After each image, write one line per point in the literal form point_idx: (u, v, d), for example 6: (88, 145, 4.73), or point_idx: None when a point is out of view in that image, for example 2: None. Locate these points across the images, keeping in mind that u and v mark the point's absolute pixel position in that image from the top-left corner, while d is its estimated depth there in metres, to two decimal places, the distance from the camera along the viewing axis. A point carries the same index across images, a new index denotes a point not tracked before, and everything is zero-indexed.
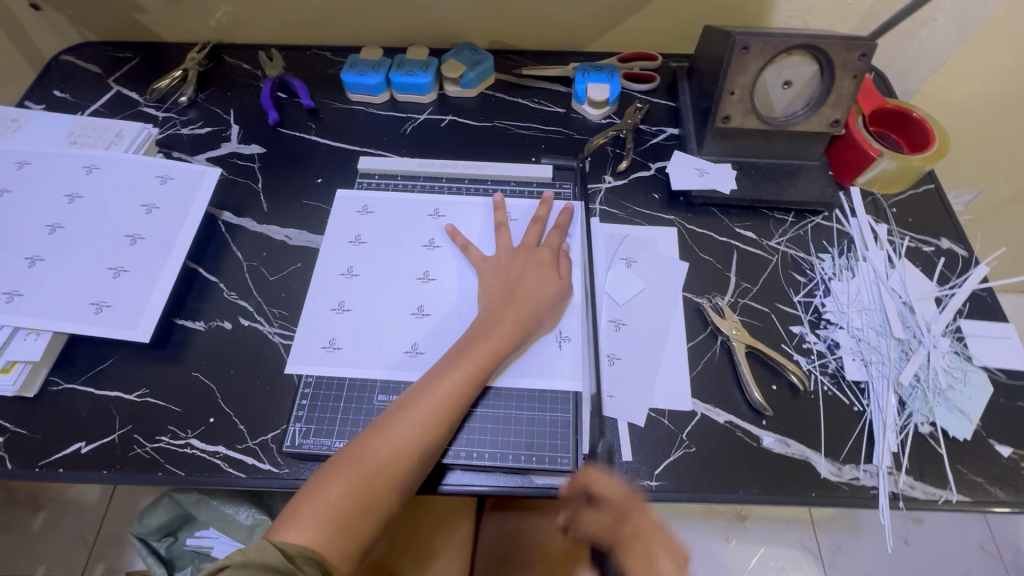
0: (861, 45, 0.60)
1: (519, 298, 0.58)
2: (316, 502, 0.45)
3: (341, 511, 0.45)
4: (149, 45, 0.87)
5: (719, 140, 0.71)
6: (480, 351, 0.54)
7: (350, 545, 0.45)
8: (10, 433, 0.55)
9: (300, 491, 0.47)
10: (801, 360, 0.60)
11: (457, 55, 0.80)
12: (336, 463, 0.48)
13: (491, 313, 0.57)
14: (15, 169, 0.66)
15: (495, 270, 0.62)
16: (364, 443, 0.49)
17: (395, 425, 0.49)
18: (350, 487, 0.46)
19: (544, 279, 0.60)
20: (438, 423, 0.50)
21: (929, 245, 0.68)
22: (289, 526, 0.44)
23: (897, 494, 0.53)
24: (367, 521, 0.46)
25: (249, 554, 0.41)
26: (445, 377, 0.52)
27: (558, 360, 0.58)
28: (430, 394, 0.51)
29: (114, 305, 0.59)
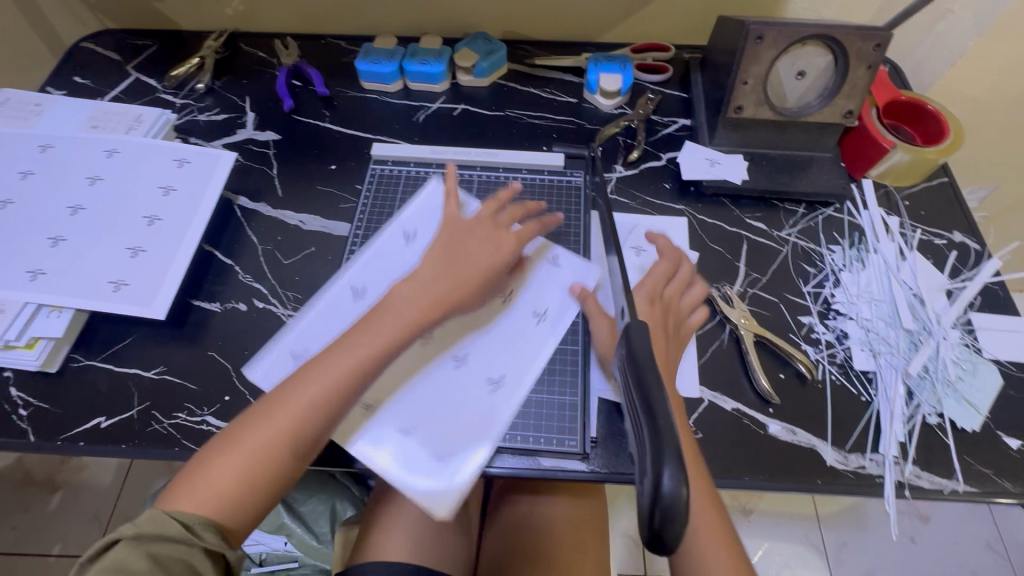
0: (876, 35, 0.60)
1: (460, 266, 0.55)
2: (202, 475, 0.45)
3: (226, 484, 0.44)
4: (167, 33, 0.89)
5: (731, 131, 0.71)
6: (386, 327, 0.51)
7: (246, 513, 0.45)
8: (33, 408, 0.57)
9: (193, 460, 0.46)
10: (809, 350, 0.60)
11: (470, 45, 0.81)
12: (230, 432, 0.47)
13: (413, 285, 0.53)
14: (38, 152, 0.67)
15: (448, 231, 0.58)
16: (258, 415, 0.47)
17: (290, 399, 0.47)
18: (238, 461, 0.45)
19: (492, 248, 0.57)
20: (332, 399, 0.48)
21: (941, 238, 0.68)
22: (180, 496, 0.44)
23: (903, 483, 0.53)
24: (257, 490, 0.45)
25: (140, 527, 0.42)
26: (349, 349, 0.50)
27: (508, 341, 0.58)
28: (326, 368, 0.49)
29: (133, 284, 0.60)
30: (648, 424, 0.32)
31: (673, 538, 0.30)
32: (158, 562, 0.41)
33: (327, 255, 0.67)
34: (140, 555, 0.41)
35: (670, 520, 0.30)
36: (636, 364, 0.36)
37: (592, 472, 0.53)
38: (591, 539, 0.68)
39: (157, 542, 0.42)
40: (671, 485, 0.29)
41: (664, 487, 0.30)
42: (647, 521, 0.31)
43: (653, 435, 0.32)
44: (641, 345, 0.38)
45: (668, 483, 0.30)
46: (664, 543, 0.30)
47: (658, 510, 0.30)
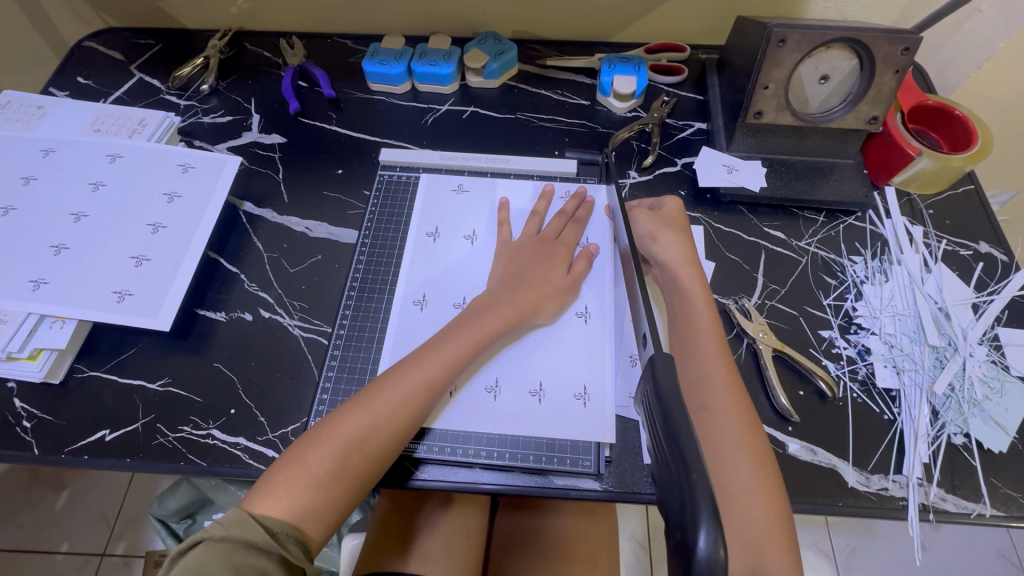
0: (906, 38, 0.57)
1: (526, 284, 0.58)
2: (296, 468, 0.45)
3: (322, 477, 0.45)
4: (170, 32, 0.87)
5: (749, 137, 0.69)
6: (473, 331, 0.54)
7: (328, 518, 0.45)
8: (36, 420, 0.56)
9: (278, 461, 0.46)
10: (830, 366, 0.58)
11: (480, 45, 0.79)
12: (315, 432, 0.47)
13: (491, 297, 0.57)
14: (41, 157, 0.66)
15: (512, 256, 0.62)
16: (345, 415, 0.48)
17: (383, 395, 0.49)
18: (333, 455, 0.46)
19: (553, 273, 0.60)
20: (423, 398, 0.50)
21: (966, 249, 0.66)
22: (264, 497, 0.44)
23: (927, 507, 0.51)
24: (342, 493, 0.45)
25: (228, 529, 0.40)
26: (436, 351, 0.52)
27: (570, 343, 0.58)
28: (417, 369, 0.51)
29: (137, 294, 0.59)
30: (679, 473, 0.31)
31: None
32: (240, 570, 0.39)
33: (333, 263, 0.65)
34: (225, 564, 0.39)
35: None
36: (661, 402, 0.35)
37: (606, 492, 0.51)
38: (599, 553, 0.67)
39: (240, 550, 0.40)
40: (707, 546, 0.28)
41: (699, 546, 0.29)
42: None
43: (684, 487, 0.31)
44: (668, 380, 0.36)
45: (703, 545, 0.28)
46: None
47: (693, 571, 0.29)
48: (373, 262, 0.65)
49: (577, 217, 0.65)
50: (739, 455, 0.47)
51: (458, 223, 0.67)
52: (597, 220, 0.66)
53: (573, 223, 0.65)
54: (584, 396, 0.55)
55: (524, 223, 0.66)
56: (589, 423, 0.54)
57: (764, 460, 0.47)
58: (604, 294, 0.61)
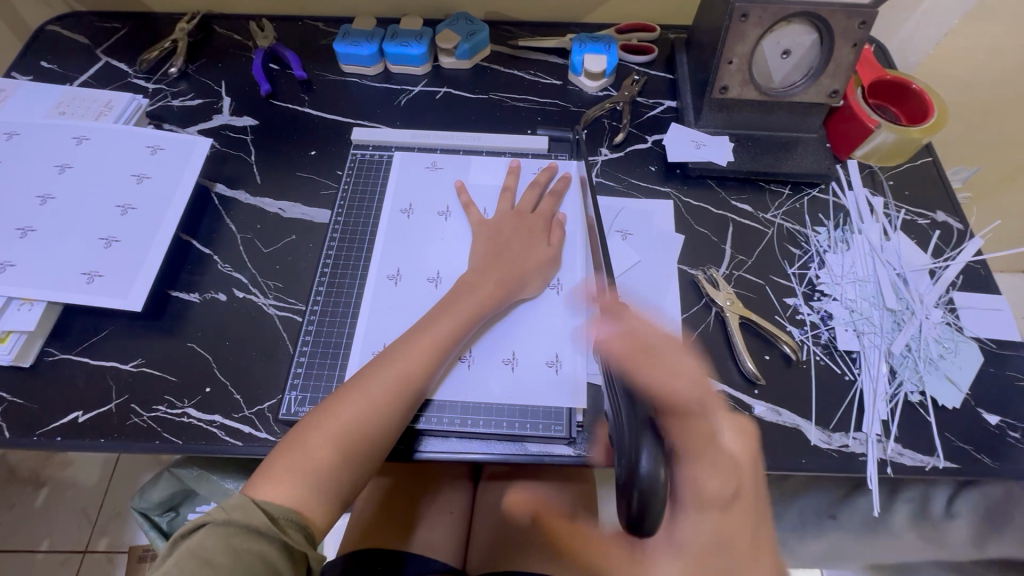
0: (862, 12, 0.59)
1: (505, 260, 0.59)
2: (295, 452, 0.46)
3: (321, 460, 0.46)
4: (137, 15, 0.85)
5: (716, 113, 0.70)
6: (461, 309, 0.54)
7: (331, 499, 0.46)
8: (7, 403, 0.55)
9: (277, 447, 0.47)
10: (794, 331, 0.60)
11: (452, 26, 0.79)
12: (314, 416, 0.48)
13: (478, 272, 0.58)
14: (3, 140, 0.65)
15: (490, 233, 0.62)
16: (342, 398, 0.48)
17: (378, 376, 0.50)
18: (331, 438, 0.46)
19: (534, 243, 0.61)
20: (416, 378, 0.50)
21: (924, 218, 0.68)
22: (265, 483, 0.44)
23: (886, 461, 0.53)
24: (343, 475, 0.46)
25: (230, 514, 0.41)
26: (427, 330, 0.53)
27: (549, 315, 0.59)
28: (409, 351, 0.51)
29: (107, 276, 0.58)
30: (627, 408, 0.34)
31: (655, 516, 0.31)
32: (240, 556, 0.40)
33: (307, 243, 0.66)
34: (224, 549, 0.40)
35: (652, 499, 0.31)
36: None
37: (579, 457, 0.53)
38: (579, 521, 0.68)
39: (241, 535, 0.41)
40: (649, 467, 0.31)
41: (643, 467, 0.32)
42: (627, 505, 0.32)
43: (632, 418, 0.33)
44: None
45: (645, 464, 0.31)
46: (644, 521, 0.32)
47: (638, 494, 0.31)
48: (347, 242, 0.65)
49: (551, 188, 0.66)
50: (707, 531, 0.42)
51: (428, 198, 0.67)
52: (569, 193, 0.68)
53: (547, 196, 0.66)
54: (557, 364, 0.56)
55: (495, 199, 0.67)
56: (560, 389, 0.55)
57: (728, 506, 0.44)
58: (572, 269, 0.62)
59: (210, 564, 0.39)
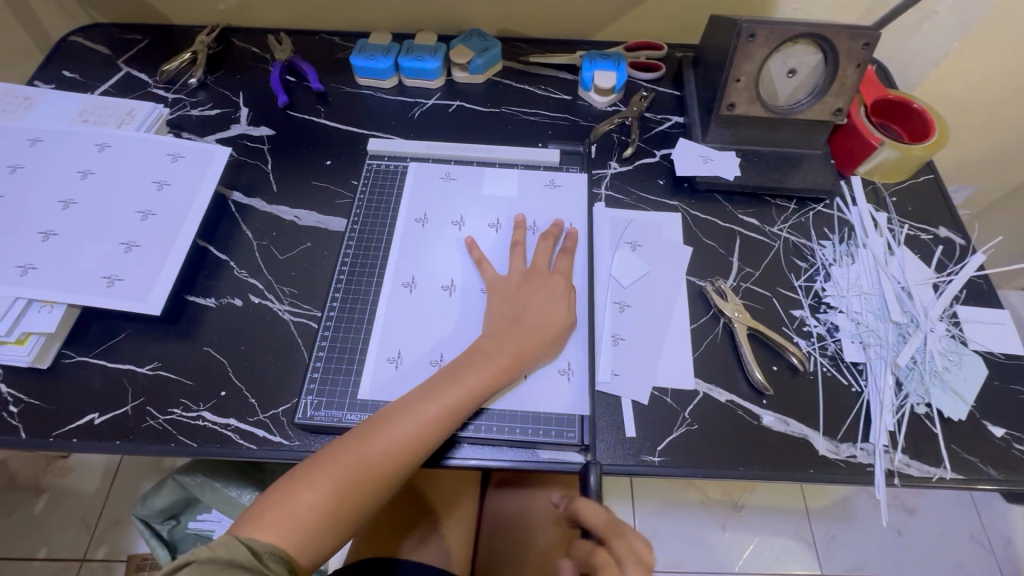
0: (865, 34, 0.61)
1: (524, 329, 0.56)
2: (284, 506, 0.46)
3: (306, 518, 0.46)
4: (158, 27, 0.88)
5: (723, 129, 0.72)
6: (470, 380, 0.53)
7: (317, 550, 0.46)
8: (23, 404, 0.56)
9: (269, 492, 0.48)
10: (801, 342, 0.61)
11: (465, 42, 0.81)
12: (307, 470, 0.48)
13: (493, 340, 0.56)
14: (28, 146, 0.66)
15: (506, 293, 0.60)
16: (337, 457, 0.48)
17: (374, 442, 0.49)
18: (319, 499, 0.47)
19: (552, 305, 0.58)
20: (411, 450, 0.50)
21: (927, 233, 0.69)
22: (254, 527, 0.45)
23: (893, 471, 0.54)
24: (332, 531, 0.47)
25: (217, 551, 0.42)
26: (430, 401, 0.51)
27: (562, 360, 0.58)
28: (410, 416, 0.50)
29: (126, 279, 0.59)
30: None
31: None
32: None
33: (323, 250, 0.67)
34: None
35: None
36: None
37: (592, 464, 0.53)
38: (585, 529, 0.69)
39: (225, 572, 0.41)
40: None
41: None
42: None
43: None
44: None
45: None
46: None
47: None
48: (362, 249, 0.66)
49: (568, 245, 0.64)
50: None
51: (441, 208, 0.69)
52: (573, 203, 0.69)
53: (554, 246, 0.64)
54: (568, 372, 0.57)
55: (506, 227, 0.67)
56: (569, 397, 0.56)
57: None
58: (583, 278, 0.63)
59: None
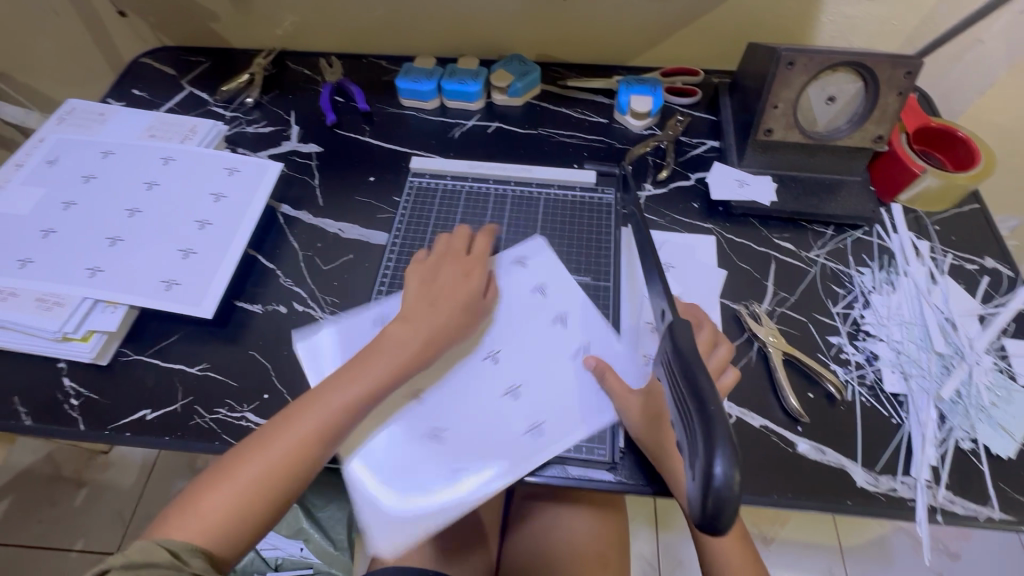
0: (907, 63, 0.61)
1: (437, 316, 0.57)
2: (189, 510, 0.46)
3: (213, 518, 0.46)
4: (219, 50, 0.94)
5: (760, 154, 0.72)
6: (373, 370, 0.53)
7: (228, 551, 0.46)
8: (83, 398, 0.60)
9: (174, 503, 0.48)
10: (839, 370, 0.60)
11: (506, 66, 0.84)
12: (213, 472, 0.48)
13: (401, 330, 0.56)
14: (101, 158, 0.72)
15: (423, 286, 0.59)
16: (241, 458, 0.48)
17: (279, 438, 0.49)
18: (224, 498, 0.47)
19: (452, 286, 0.60)
20: (320, 441, 0.50)
21: (972, 263, 0.68)
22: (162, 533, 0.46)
23: (936, 508, 0.52)
24: (243, 527, 0.47)
25: (133, 556, 0.43)
26: (332, 392, 0.52)
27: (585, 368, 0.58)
28: (317, 407, 0.51)
29: (182, 284, 0.63)
30: (700, 413, 0.33)
31: (728, 523, 0.31)
32: None
33: (365, 263, 0.69)
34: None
35: (722, 504, 0.31)
36: (679, 354, 0.38)
37: (619, 483, 0.54)
38: (611, 554, 0.68)
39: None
40: (724, 474, 0.30)
41: (717, 474, 0.31)
42: (701, 506, 0.32)
43: (704, 422, 0.33)
44: (685, 338, 0.40)
45: (720, 471, 0.30)
46: (717, 527, 0.32)
47: (712, 497, 0.31)
48: (402, 261, 0.69)
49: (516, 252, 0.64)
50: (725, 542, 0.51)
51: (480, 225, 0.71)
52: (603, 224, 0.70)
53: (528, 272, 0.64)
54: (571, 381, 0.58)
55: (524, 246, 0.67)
56: (570, 403, 0.56)
57: None
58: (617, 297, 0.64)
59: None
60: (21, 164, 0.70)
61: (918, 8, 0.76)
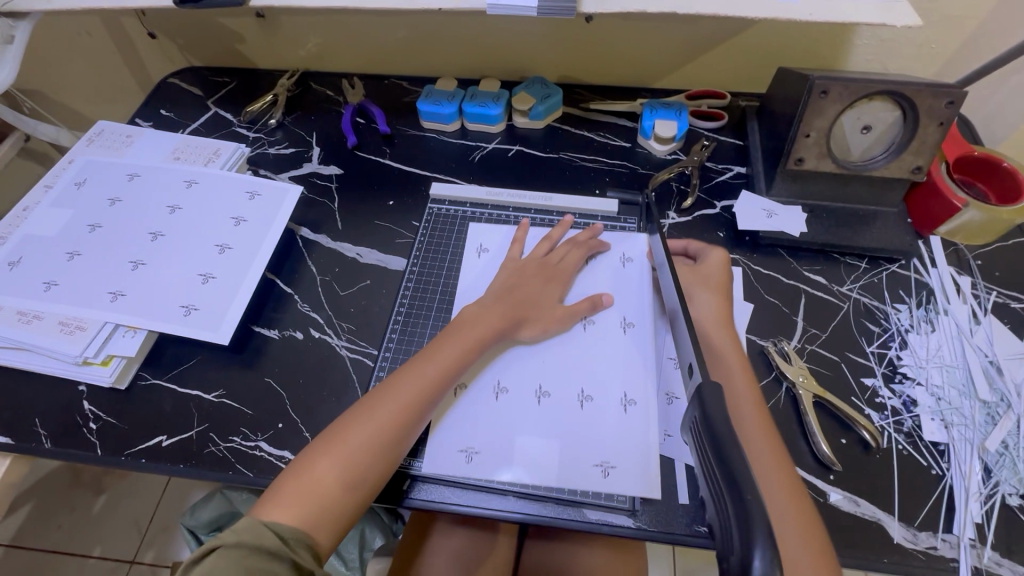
0: (950, 92, 0.58)
1: (518, 299, 0.61)
2: (303, 479, 0.47)
3: (331, 484, 0.47)
4: (244, 71, 0.95)
5: (789, 182, 0.70)
6: (463, 338, 0.57)
7: (339, 521, 0.47)
8: (101, 422, 0.60)
9: (283, 474, 0.48)
10: (874, 416, 0.57)
11: (528, 88, 0.83)
12: (322, 441, 0.49)
13: (482, 309, 0.60)
14: (126, 180, 0.73)
15: (512, 273, 0.64)
16: (348, 425, 0.50)
17: (382, 404, 0.51)
18: (337, 464, 0.48)
19: (550, 294, 0.63)
20: (420, 405, 0.52)
21: (1018, 302, 0.64)
22: (275, 506, 0.46)
23: (981, 570, 0.49)
24: (357, 493, 0.48)
25: (242, 536, 0.43)
26: (429, 359, 0.55)
27: (612, 373, 0.59)
28: (415, 373, 0.53)
29: (201, 309, 0.63)
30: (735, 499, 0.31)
31: None
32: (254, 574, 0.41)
33: (381, 289, 0.69)
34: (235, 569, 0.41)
35: None
36: (710, 426, 0.37)
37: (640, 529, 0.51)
38: None
39: (252, 556, 0.42)
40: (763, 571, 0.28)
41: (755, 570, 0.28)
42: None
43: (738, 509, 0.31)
44: (716, 407, 0.37)
45: (758, 566, 0.28)
46: None
47: None
48: (420, 289, 0.68)
49: (587, 246, 0.68)
50: (777, 494, 0.47)
51: (500, 237, 0.71)
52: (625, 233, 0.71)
53: (579, 250, 0.67)
54: (583, 398, 0.58)
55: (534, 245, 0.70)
56: (586, 423, 0.56)
57: (775, 445, 0.50)
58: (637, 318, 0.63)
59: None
60: (50, 186, 0.72)
61: (959, 32, 0.72)
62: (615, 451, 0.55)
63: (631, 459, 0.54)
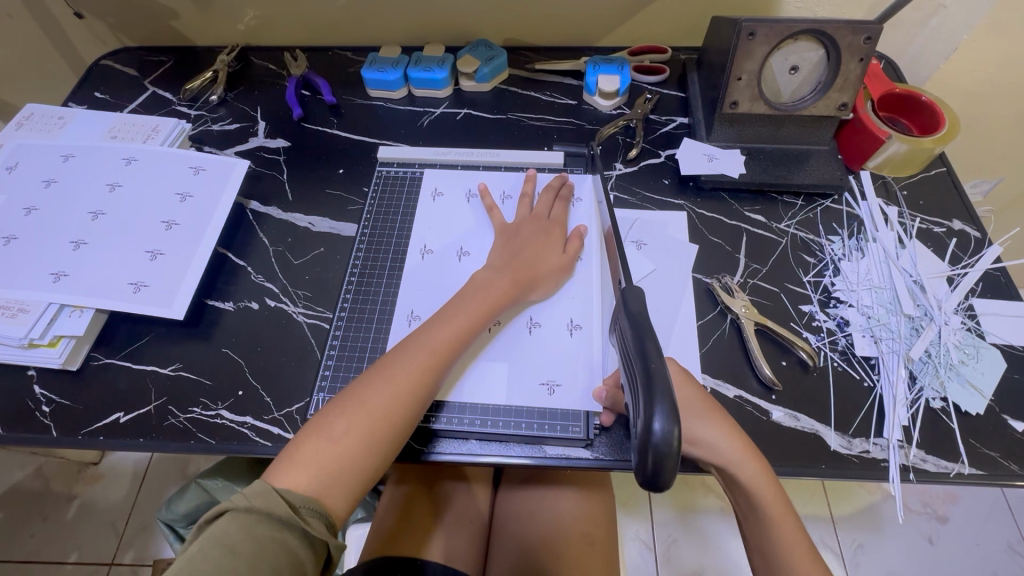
0: (866, 28, 0.61)
1: (521, 261, 0.61)
2: (319, 440, 0.47)
3: (347, 445, 0.47)
4: (181, 49, 0.93)
5: (727, 127, 0.72)
6: (476, 304, 0.56)
7: (353, 485, 0.46)
8: (55, 404, 0.59)
9: (299, 435, 0.48)
10: (811, 338, 0.60)
11: (472, 52, 0.83)
12: (339, 404, 0.49)
13: (491, 272, 0.60)
14: (62, 162, 0.71)
15: (508, 235, 0.65)
16: (364, 389, 0.50)
17: (400, 368, 0.51)
18: (352, 427, 0.47)
19: (549, 248, 0.63)
20: (435, 369, 0.52)
21: (940, 227, 0.68)
22: (289, 469, 0.45)
23: (908, 467, 0.53)
24: (371, 458, 0.47)
25: (252, 501, 0.41)
26: (444, 325, 0.54)
27: (564, 310, 0.61)
28: (430, 338, 0.53)
29: (151, 285, 0.62)
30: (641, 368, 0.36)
31: (665, 476, 0.34)
32: (262, 544, 0.40)
33: (335, 255, 0.69)
34: (246, 537, 0.40)
35: (662, 457, 0.33)
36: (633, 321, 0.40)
37: (596, 460, 0.53)
38: (598, 535, 0.67)
39: (263, 524, 0.41)
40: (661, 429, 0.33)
41: (656, 430, 0.33)
42: (643, 464, 0.34)
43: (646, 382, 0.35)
44: (636, 305, 0.41)
45: (658, 427, 0.33)
46: (656, 481, 0.34)
47: (653, 451, 0.33)
48: (373, 250, 0.68)
49: (562, 194, 0.69)
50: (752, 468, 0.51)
51: (456, 185, 0.73)
52: (576, 180, 0.73)
53: (559, 201, 0.69)
54: (533, 325, 0.60)
55: (515, 207, 0.70)
56: (534, 349, 0.59)
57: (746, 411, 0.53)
58: (588, 258, 0.65)
59: (234, 553, 0.39)
60: None
61: None
62: (562, 371, 0.57)
63: (577, 380, 0.57)
